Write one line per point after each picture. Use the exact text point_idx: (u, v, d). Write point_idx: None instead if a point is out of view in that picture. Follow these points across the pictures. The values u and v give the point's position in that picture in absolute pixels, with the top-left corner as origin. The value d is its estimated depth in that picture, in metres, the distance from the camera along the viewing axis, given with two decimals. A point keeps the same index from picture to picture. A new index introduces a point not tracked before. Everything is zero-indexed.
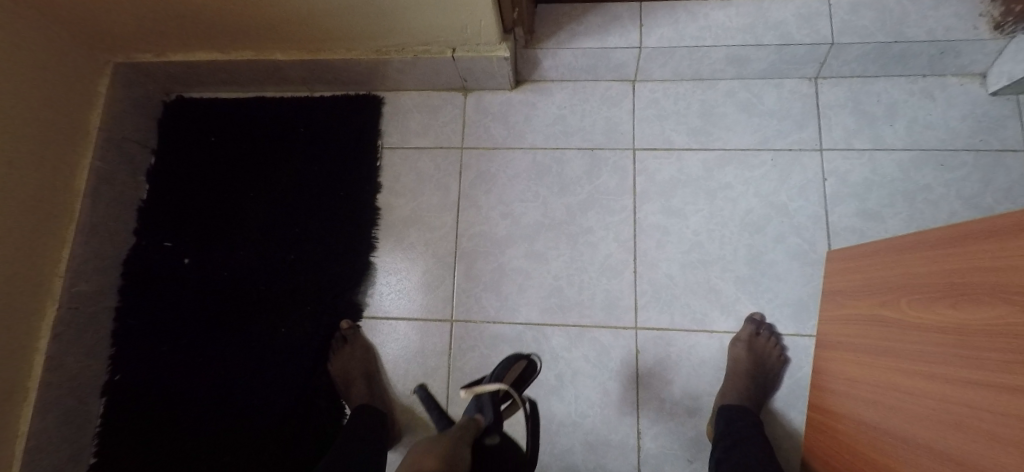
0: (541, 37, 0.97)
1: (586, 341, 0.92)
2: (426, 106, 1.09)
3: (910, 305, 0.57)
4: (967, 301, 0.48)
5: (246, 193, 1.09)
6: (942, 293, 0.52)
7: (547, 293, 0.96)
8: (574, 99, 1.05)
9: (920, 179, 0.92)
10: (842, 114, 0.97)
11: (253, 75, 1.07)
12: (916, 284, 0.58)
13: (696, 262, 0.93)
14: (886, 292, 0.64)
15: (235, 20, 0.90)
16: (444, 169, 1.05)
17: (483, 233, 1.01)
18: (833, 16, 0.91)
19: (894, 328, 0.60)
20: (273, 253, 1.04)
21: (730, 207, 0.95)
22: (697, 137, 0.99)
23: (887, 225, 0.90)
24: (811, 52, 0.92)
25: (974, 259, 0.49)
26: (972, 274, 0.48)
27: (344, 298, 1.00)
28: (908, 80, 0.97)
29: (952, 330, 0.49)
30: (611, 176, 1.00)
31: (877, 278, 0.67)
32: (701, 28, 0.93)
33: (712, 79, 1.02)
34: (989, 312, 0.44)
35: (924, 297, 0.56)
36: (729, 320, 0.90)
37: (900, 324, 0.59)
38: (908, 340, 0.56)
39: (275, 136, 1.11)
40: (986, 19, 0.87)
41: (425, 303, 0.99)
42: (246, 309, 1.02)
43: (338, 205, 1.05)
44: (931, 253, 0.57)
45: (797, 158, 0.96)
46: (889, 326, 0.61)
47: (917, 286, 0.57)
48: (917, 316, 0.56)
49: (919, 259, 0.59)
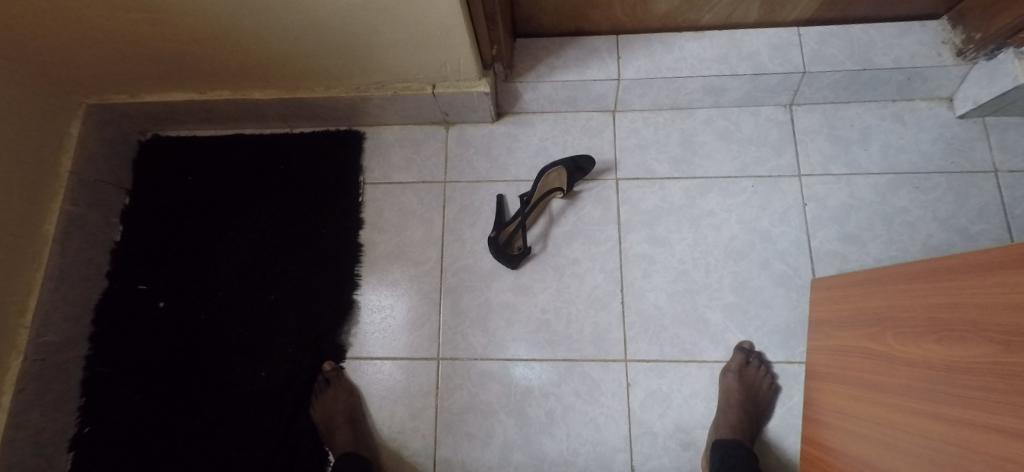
0: (520, 70, 0.97)
1: (576, 375, 0.91)
2: (408, 140, 1.09)
3: (895, 338, 0.57)
4: (950, 337, 0.48)
5: (225, 232, 1.06)
6: (926, 326, 0.52)
7: (535, 328, 0.94)
8: (556, 130, 1.06)
9: (897, 201, 0.93)
10: (818, 140, 0.99)
11: (231, 113, 1.05)
12: (900, 317, 0.58)
13: (683, 291, 0.93)
14: (871, 324, 0.63)
15: (211, 61, 0.89)
16: (427, 203, 1.04)
17: (468, 267, 0.99)
18: (803, 46, 0.94)
19: (880, 362, 0.59)
20: (253, 294, 1.01)
21: (714, 234, 0.95)
22: (678, 166, 1.00)
23: (868, 248, 0.91)
24: (784, 80, 0.95)
25: (955, 293, 0.49)
26: (953, 309, 0.48)
27: (326, 339, 0.97)
28: (879, 105, 0.99)
29: (937, 366, 0.49)
30: (595, 206, 0.99)
31: (862, 308, 0.67)
32: (677, 59, 0.95)
33: (691, 108, 1.04)
34: (973, 349, 0.44)
35: (908, 330, 0.55)
36: (719, 349, 0.89)
37: (887, 358, 0.58)
38: (895, 374, 0.56)
39: (254, 174, 1.09)
40: (949, 45, 0.91)
41: (410, 342, 0.96)
42: (225, 354, 0.98)
43: (319, 243, 1.03)
44: (913, 285, 0.57)
45: (777, 184, 0.97)
46: (877, 359, 0.60)
47: (899, 316, 0.58)
48: (903, 350, 0.55)
49: (901, 290, 0.59)
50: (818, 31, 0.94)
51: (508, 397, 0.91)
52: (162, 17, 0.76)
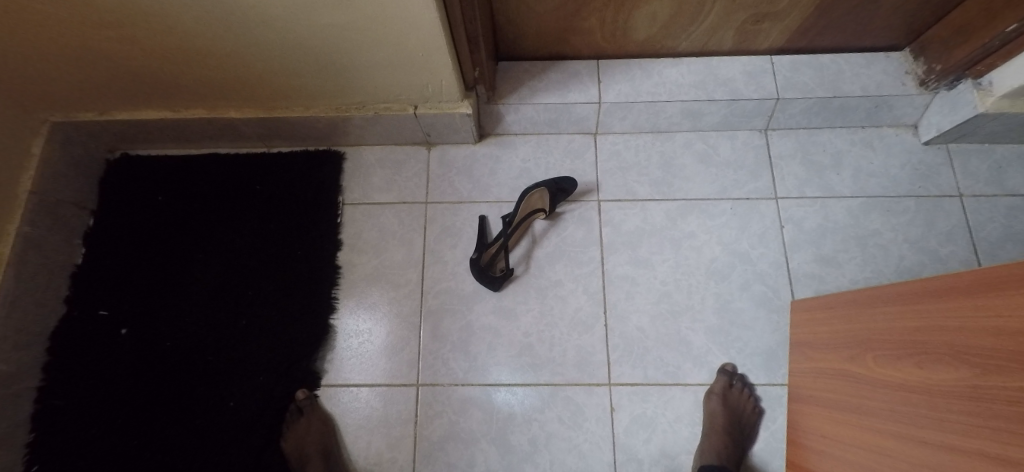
0: (503, 93, 0.98)
1: (560, 400, 0.89)
2: (389, 161, 1.08)
3: (874, 360, 0.58)
4: (927, 359, 0.49)
5: (195, 254, 1.02)
6: (904, 349, 0.53)
7: (518, 352, 0.92)
8: (538, 152, 1.06)
9: (870, 224, 0.95)
10: (793, 164, 1.01)
11: (206, 132, 1.03)
12: (878, 339, 0.58)
13: (665, 313, 0.93)
14: (849, 346, 0.64)
15: (187, 78, 0.87)
16: (407, 224, 1.03)
17: (449, 289, 0.97)
18: (775, 73, 0.97)
19: (860, 384, 0.59)
20: (224, 319, 0.97)
21: (695, 256, 0.96)
22: (659, 187, 1.01)
23: (844, 270, 0.93)
24: (759, 106, 0.98)
25: (931, 316, 0.50)
26: (929, 332, 0.49)
27: (300, 366, 0.93)
28: (850, 131, 1.03)
29: (916, 388, 0.49)
30: (577, 228, 0.99)
31: (839, 330, 0.67)
32: (656, 84, 0.98)
33: (670, 131, 1.05)
34: (950, 371, 0.45)
35: (886, 352, 0.56)
36: (702, 372, 0.89)
37: (866, 380, 0.58)
38: (876, 397, 0.56)
39: (228, 194, 1.06)
40: (912, 76, 0.95)
41: (389, 368, 0.93)
42: (192, 382, 0.93)
43: (295, 265, 1.00)
44: (889, 307, 0.58)
45: (755, 206, 0.98)
46: (856, 381, 0.60)
47: (877, 338, 0.58)
48: (882, 372, 0.56)
49: (877, 312, 0.60)
50: (789, 60, 0.98)
51: (490, 424, 0.88)
52: (137, 34, 0.74)
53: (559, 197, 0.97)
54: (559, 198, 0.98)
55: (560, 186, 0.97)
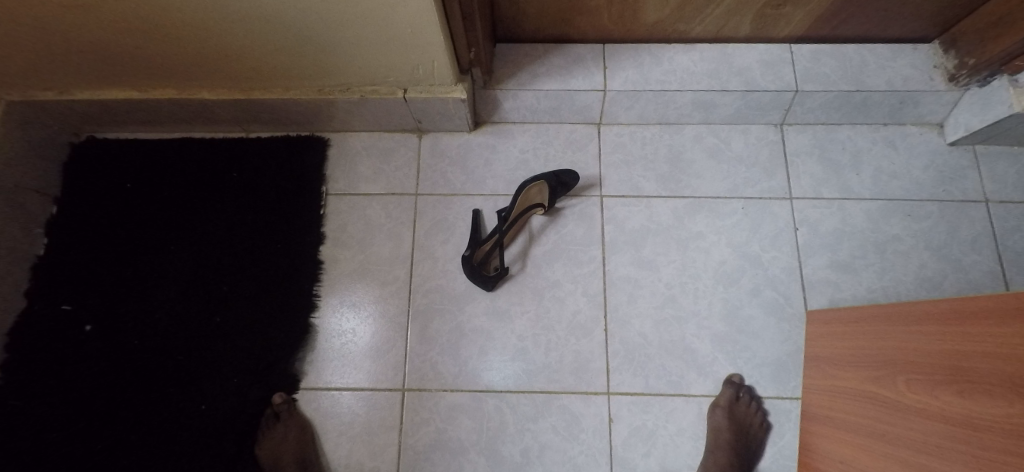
0: (501, 77, 0.91)
1: (555, 409, 0.83)
2: (377, 149, 1.00)
3: (901, 383, 0.52)
4: (964, 389, 0.43)
5: (167, 245, 0.95)
6: (937, 374, 0.48)
7: (511, 357, 0.86)
8: (537, 142, 0.99)
9: (889, 229, 0.89)
10: (810, 162, 0.94)
11: (178, 114, 0.95)
12: (907, 360, 0.53)
13: (669, 319, 0.87)
14: (873, 365, 0.58)
15: (151, 54, 0.79)
16: (395, 217, 0.96)
17: (439, 288, 0.91)
18: (794, 64, 0.91)
19: (885, 408, 0.54)
20: (196, 317, 0.90)
21: (703, 258, 0.90)
22: (666, 183, 0.95)
23: (860, 277, 0.87)
24: (776, 98, 0.91)
25: (971, 340, 0.44)
26: (967, 358, 0.44)
27: (277, 368, 0.87)
28: (871, 128, 0.96)
29: (950, 420, 0.44)
30: (577, 225, 0.93)
31: (862, 346, 0.62)
32: (666, 71, 0.91)
33: (679, 124, 0.99)
34: (990, 405, 0.40)
35: (917, 376, 0.51)
36: (707, 382, 0.83)
37: (892, 404, 0.53)
38: (903, 425, 0.50)
39: (203, 182, 0.98)
40: (941, 70, 0.89)
41: (373, 371, 0.87)
42: (160, 384, 0.87)
43: (273, 259, 0.93)
44: (922, 326, 0.52)
45: (768, 206, 0.92)
46: (881, 405, 0.55)
47: (908, 359, 0.53)
48: (911, 398, 0.50)
49: (908, 330, 0.54)
50: (810, 50, 0.92)
51: (480, 433, 0.83)
52: (89, 4, 0.66)
53: (559, 191, 0.90)
54: (560, 192, 0.91)
55: (559, 179, 0.90)
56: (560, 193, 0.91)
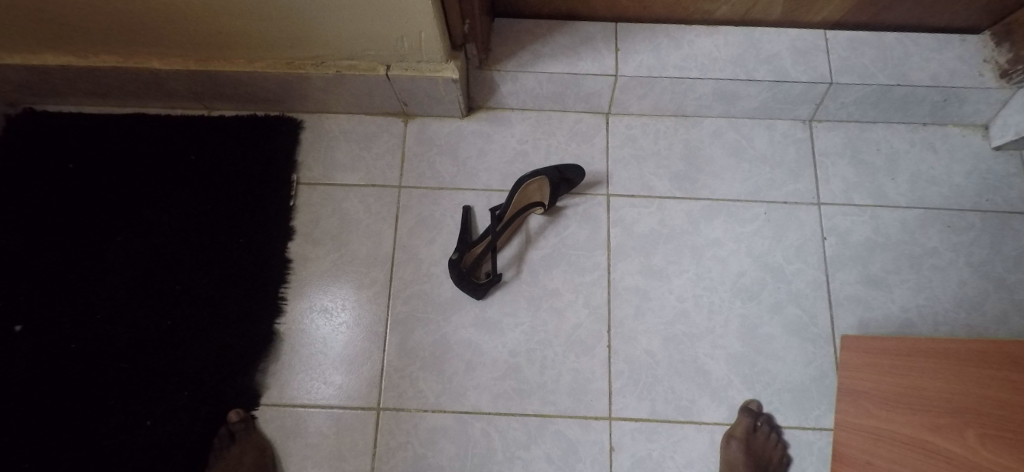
0: (498, 57, 0.80)
1: (549, 436, 0.73)
2: (357, 134, 0.89)
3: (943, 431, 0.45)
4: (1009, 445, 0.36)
5: (112, 236, 0.83)
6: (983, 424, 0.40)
7: (501, 374, 0.76)
8: (538, 132, 0.88)
9: (927, 241, 0.80)
10: (841, 164, 0.85)
11: (127, 86, 0.83)
12: (952, 405, 0.45)
13: (680, 336, 0.77)
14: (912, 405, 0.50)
15: (83, 14, 0.66)
16: (376, 211, 0.85)
17: (422, 294, 0.81)
18: (829, 52, 0.80)
19: (920, 455, 0.46)
20: (143, 319, 0.79)
21: (719, 269, 0.80)
22: (681, 183, 0.85)
23: (894, 295, 0.78)
24: (806, 91, 0.81)
25: None
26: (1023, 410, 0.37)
27: (234, 381, 0.76)
28: (909, 128, 0.87)
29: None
30: (580, 227, 0.83)
31: (907, 384, 0.52)
32: (685, 57, 0.80)
33: (697, 117, 0.88)
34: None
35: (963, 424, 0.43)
36: (721, 409, 0.74)
37: (928, 450, 0.46)
38: None
39: (157, 165, 0.86)
40: (991, 65, 0.79)
41: (344, 386, 0.77)
42: (100, 396, 0.75)
43: (234, 255, 0.81)
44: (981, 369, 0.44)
45: (793, 212, 0.82)
46: (916, 450, 0.47)
47: (975, 405, 0.42)
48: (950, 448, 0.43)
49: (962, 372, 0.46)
50: (847, 37, 0.81)
51: (464, 462, 0.73)
52: None
53: (560, 189, 0.80)
54: (560, 190, 0.80)
55: (561, 175, 0.79)
56: (561, 190, 0.80)
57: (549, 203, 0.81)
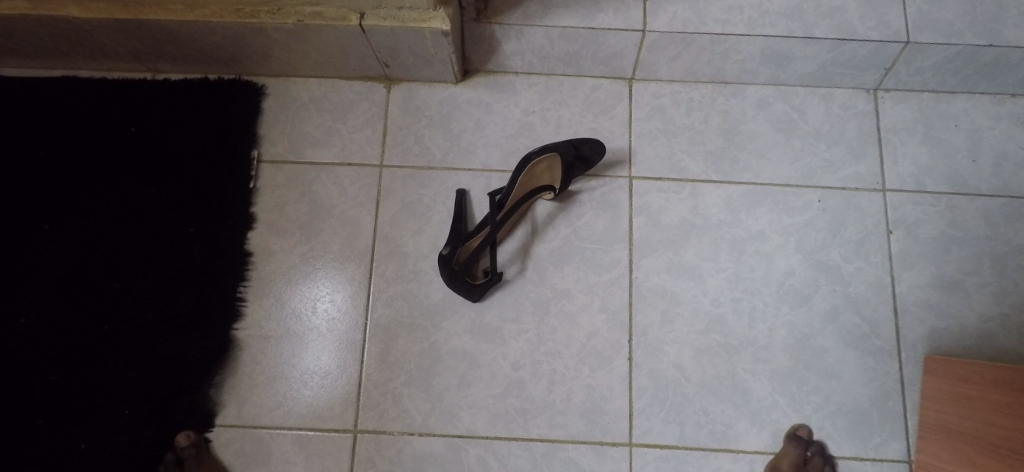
0: (499, 7, 0.65)
1: (557, 465, 0.61)
2: (332, 102, 0.75)
3: None
4: None
5: (39, 223, 0.69)
6: None
7: (501, 392, 0.64)
8: (547, 102, 0.74)
9: (1014, 237, 0.67)
10: (910, 142, 0.71)
11: (47, 41, 0.68)
12: None
13: (715, 347, 0.65)
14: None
15: None
16: (353, 195, 0.71)
17: (408, 295, 0.68)
18: (908, 4, 0.65)
19: None
20: (75, 323, 0.66)
21: (764, 268, 0.67)
22: (717, 164, 0.71)
23: (972, 301, 0.65)
24: (876, 53, 0.66)
25: None
26: None
27: (185, 396, 0.64)
28: (993, 101, 0.72)
29: None
30: (597, 215, 0.69)
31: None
32: (729, 8, 0.65)
33: (738, 84, 0.74)
34: None
35: None
36: (763, 435, 0.62)
37: None
38: None
39: (92, 138, 0.72)
40: None
41: (315, 404, 0.65)
42: (22, 415, 0.63)
43: (183, 247, 0.68)
44: None
45: (852, 199, 0.69)
46: None
47: None
48: None
49: None
50: None
51: None
52: None
53: (575, 171, 0.67)
54: (575, 172, 0.67)
55: (576, 152, 0.66)
56: (577, 170, 0.67)
57: (563, 186, 0.67)
